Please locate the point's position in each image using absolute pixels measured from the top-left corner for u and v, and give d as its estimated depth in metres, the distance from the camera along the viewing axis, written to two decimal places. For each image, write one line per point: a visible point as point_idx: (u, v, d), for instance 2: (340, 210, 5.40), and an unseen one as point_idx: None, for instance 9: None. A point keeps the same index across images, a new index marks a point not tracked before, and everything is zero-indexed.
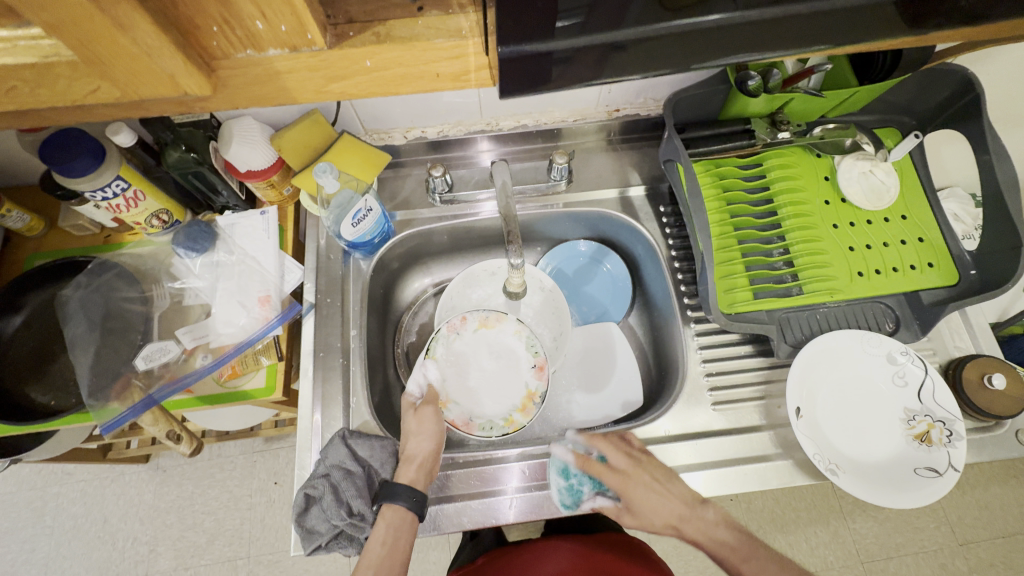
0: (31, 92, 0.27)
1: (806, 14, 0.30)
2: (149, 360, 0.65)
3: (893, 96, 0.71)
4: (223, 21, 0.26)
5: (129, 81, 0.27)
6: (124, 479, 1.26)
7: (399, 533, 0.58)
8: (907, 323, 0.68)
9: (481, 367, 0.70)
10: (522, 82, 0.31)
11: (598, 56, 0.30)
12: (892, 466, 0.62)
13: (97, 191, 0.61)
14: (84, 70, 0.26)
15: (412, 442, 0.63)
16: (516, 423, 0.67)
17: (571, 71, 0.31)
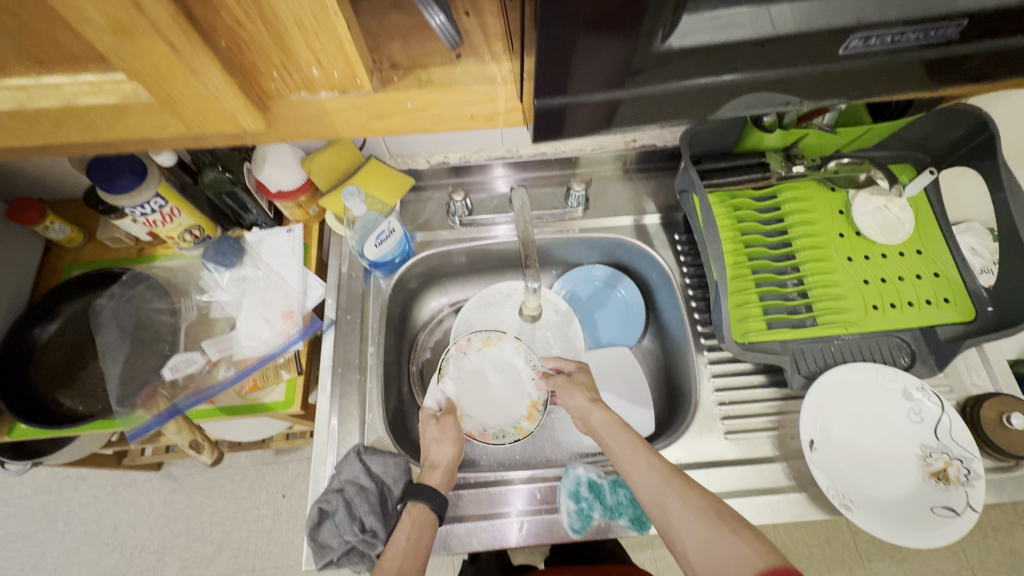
0: (106, 126, 0.30)
1: (819, 72, 0.32)
2: (175, 371, 0.68)
3: (908, 133, 0.72)
4: (282, 66, 0.29)
5: (193, 118, 0.30)
6: (136, 487, 1.28)
7: (421, 531, 0.57)
8: (923, 357, 0.69)
9: (488, 382, 0.72)
10: (548, 126, 0.34)
11: (616, 107, 0.33)
12: (908, 503, 0.61)
13: (137, 208, 0.64)
14: (156, 109, 0.29)
15: (434, 450, 0.64)
16: (525, 431, 0.69)
17: (591, 119, 0.34)
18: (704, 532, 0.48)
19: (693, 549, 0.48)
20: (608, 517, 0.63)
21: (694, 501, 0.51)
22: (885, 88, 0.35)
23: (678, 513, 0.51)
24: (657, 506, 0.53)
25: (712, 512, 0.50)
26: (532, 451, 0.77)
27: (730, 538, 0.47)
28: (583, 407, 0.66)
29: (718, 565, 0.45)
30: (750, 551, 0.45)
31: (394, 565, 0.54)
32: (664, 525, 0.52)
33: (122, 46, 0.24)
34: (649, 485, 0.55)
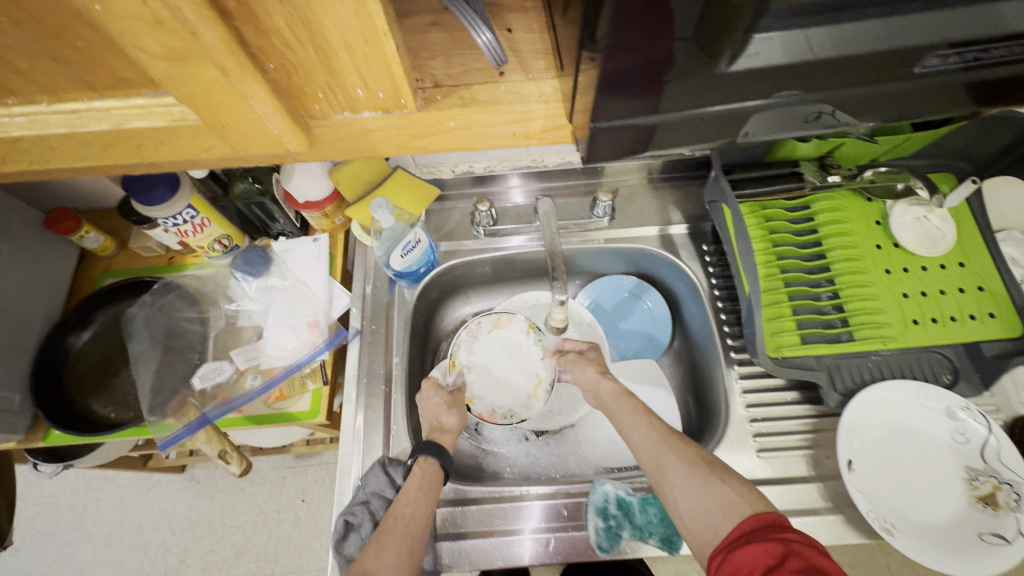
0: (153, 147, 0.31)
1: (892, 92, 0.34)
2: (204, 380, 0.69)
3: (949, 141, 0.70)
4: (328, 88, 0.29)
5: (239, 141, 0.30)
6: (160, 489, 1.30)
7: (430, 485, 0.58)
8: (967, 375, 0.65)
9: (497, 363, 0.73)
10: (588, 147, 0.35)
11: (654, 131, 0.34)
12: (953, 528, 0.58)
13: (169, 219, 0.65)
14: (204, 132, 0.30)
15: (444, 415, 0.67)
16: (533, 410, 0.71)
17: (630, 144, 0.35)
18: (696, 484, 0.50)
19: (683, 498, 0.50)
20: (638, 537, 0.61)
21: (688, 456, 0.53)
22: (908, 107, 0.36)
23: (672, 467, 0.53)
24: (653, 461, 0.55)
25: (703, 465, 0.52)
26: (556, 464, 0.76)
27: (719, 487, 0.49)
28: (592, 378, 0.68)
29: (706, 510, 0.48)
30: (736, 497, 0.47)
31: (407, 512, 0.55)
32: (657, 479, 0.54)
33: (177, 72, 0.25)
34: (646, 444, 0.57)
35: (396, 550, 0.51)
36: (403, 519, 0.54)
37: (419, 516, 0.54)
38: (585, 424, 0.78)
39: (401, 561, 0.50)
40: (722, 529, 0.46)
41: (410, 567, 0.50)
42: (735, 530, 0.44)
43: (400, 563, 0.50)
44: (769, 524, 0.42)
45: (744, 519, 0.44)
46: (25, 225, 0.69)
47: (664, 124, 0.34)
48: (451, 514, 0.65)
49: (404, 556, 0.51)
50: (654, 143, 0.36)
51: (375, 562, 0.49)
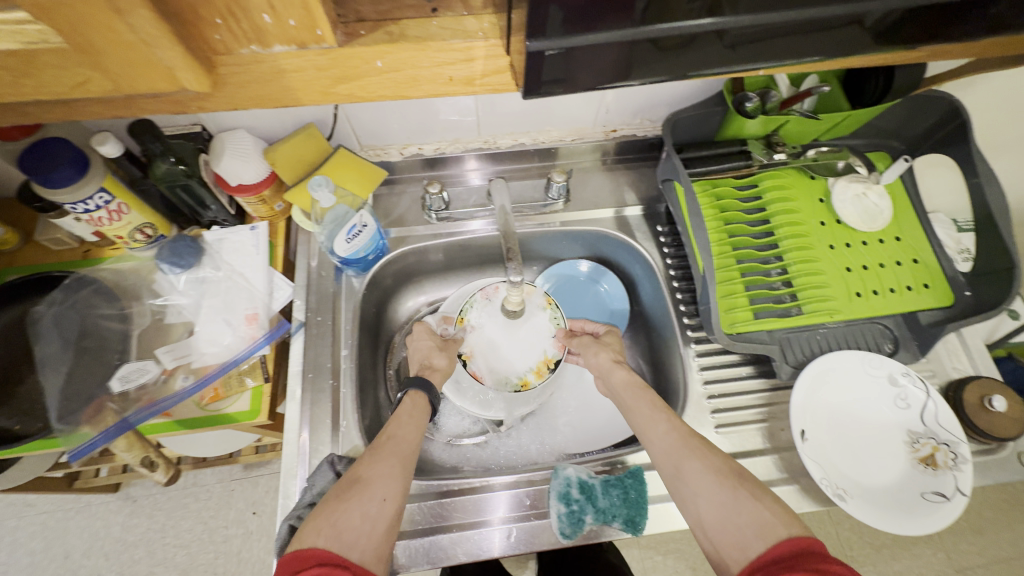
0: (14, 80, 0.27)
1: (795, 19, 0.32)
2: (125, 382, 0.61)
3: (882, 121, 0.73)
4: (228, 12, 0.27)
5: (121, 72, 0.28)
6: (90, 511, 1.18)
7: (420, 414, 0.60)
8: (906, 344, 0.68)
9: (504, 328, 0.72)
10: (562, 83, 0.35)
11: (633, 53, 0.33)
12: (899, 490, 0.60)
13: (79, 204, 0.58)
14: (72, 58, 0.26)
15: (435, 356, 0.69)
16: (529, 384, 0.70)
17: (611, 67, 0.34)
18: (723, 497, 0.48)
19: (707, 510, 0.48)
20: (601, 521, 0.59)
21: (713, 464, 0.51)
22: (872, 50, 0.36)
23: (694, 475, 0.51)
24: (671, 465, 0.53)
25: (731, 477, 0.49)
26: (517, 454, 0.74)
27: (750, 503, 0.46)
28: (604, 365, 0.67)
29: (734, 527, 0.46)
30: (768, 514, 0.45)
31: (399, 434, 0.56)
32: (677, 485, 0.52)
33: None
34: (665, 443, 0.55)
35: (387, 464, 0.52)
36: (393, 439, 0.55)
37: (410, 439, 0.56)
38: (545, 411, 0.77)
39: (393, 473, 0.52)
40: (753, 551, 0.43)
41: (402, 479, 0.52)
42: (767, 554, 0.41)
43: (392, 474, 0.52)
44: (807, 552, 0.39)
45: (779, 543, 0.42)
46: None
47: (640, 44, 0.32)
48: (407, 510, 0.62)
49: (396, 470, 0.52)
50: (633, 72, 0.35)
51: (369, 471, 0.51)
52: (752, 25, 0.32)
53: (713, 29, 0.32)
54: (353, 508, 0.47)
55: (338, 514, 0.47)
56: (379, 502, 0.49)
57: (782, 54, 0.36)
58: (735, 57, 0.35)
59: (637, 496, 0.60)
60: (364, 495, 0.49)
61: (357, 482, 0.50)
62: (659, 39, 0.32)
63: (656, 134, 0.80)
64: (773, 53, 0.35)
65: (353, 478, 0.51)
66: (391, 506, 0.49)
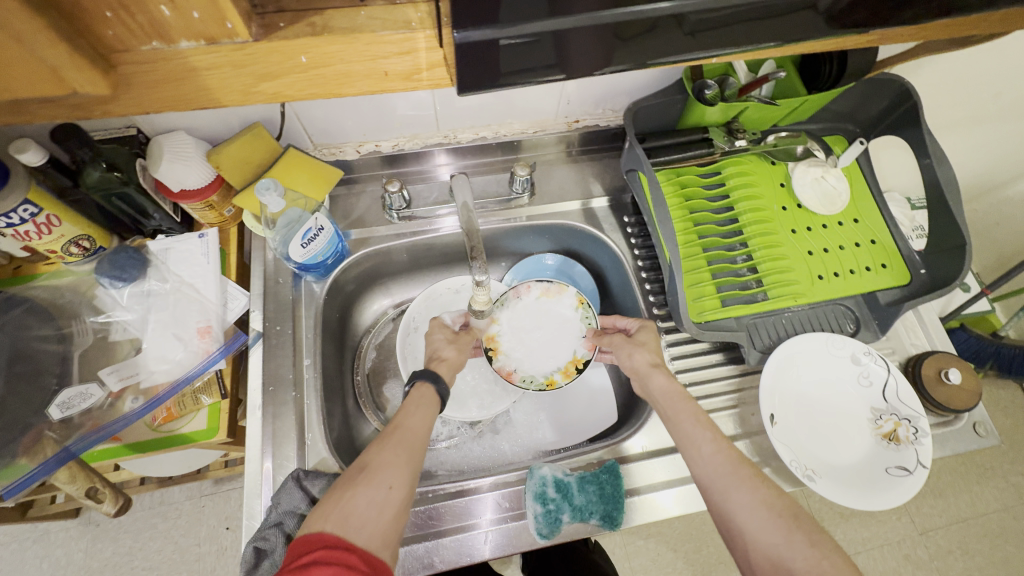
0: None
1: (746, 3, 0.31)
2: (65, 408, 0.56)
3: (837, 104, 0.74)
4: (119, 6, 0.24)
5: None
6: (49, 539, 1.12)
7: (428, 405, 0.57)
8: (867, 323, 0.70)
9: (535, 330, 0.73)
10: (541, 68, 0.33)
11: (610, 36, 0.31)
12: (866, 467, 0.61)
13: (0, 217, 0.53)
14: None
15: (444, 349, 0.65)
16: (555, 383, 0.70)
17: (595, 52, 0.32)
18: (777, 537, 0.47)
19: (755, 544, 0.48)
20: (578, 519, 0.59)
21: (764, 498, 0.50)
22: (825, 30, 0.35)
23: (742, 508, 0.50)
24: (717, 491, 0.52)
25: (785, 514, 0.48)
26: (492, 455, 0.73)
27: (807, 549, 0.46)
28: (641, 368, 0.63)
29: (786, 570, 0.46)
30: (828, 565, 0.45)
31: (408, 424, 0.54)
32: (721, 512, 0.51)
33: None
34: (711, 468, 0.53)
35: (395, 452, 0.50)
36: (400, 429, 0.53)
37: (419, 432, 0.54)
38: (519, 410, 0.76)
39: (400, 461, 0.50)
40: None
41: (409, 468, 0.50)
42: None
43: (399, 463, 0.50)
44: None
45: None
46: None
47: (615, 26, 0.30)
48: None
49: (403, 459, 0.50)
50: (614, 59, 0.34)
51: (376, 459, 0.49)
52: (717, 8, 0.31)
53: (672, 12, 0.30)
54: (360, 495, 0.46)
55: (344, 500, 0.45)
56: (385, 490, 0.47)
57: (738, 40, 0.35)
58: (703, 41, 0.34)
59: (613, 491, 0.60)
60: (370, 482, 0.47)
61: (363, 469, 0.48)
62: (621, 24, 0.30)
63: (618, 124, 0.79)
64: (738, 37, 0.34)
65: (360, 465, 0.49)
66: (398, 495, 0.47)
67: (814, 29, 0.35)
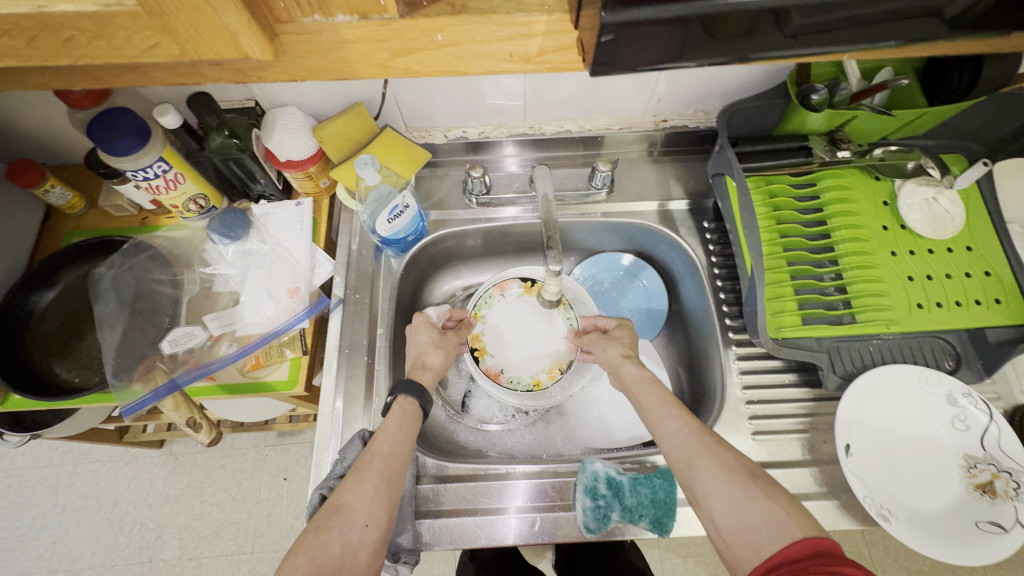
0: (87, 42, 0.28)
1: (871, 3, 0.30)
2: (174, 345, 0.65)
3: (961, 120, 0.66)
4: None
5: (189, 38, 0.28)
6: (137, 463, 1.26)
7: (410, 423, 0.59)
8: (970, 362, 0.63)
9: (518, 328, 0.74)
10: (611, 56, 0.32)
11: (687, 32, 0.31)
12: (951, 517, 0.56)
13: (139, 171, 0.61)
14: (143, 21, 0.27)
15: (429, 353, 0.67)
16: (541, 385, 0.71)
17: (664, 47, 0.32)
18: (738, 495, 0.47)
19: (718, 506, 0.48)
20: (628, 519, 0.58)
21: (727, 462, 0.50)
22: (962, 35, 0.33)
23: (706, 473, 0.49)
24: (683, 460, 0.52)
25: (745, 474, 0.48)
26: (545, 445, 0.74)
27: (765, 503, 0.45)
28: (613, 361, 0.65)
29: (749, 526, 0.45)
30: (784, 514, 0.44)
31: (385, 450, 0.55)
32: (687, 480, 0.51)
33: None
34: (677, 438, 0.53)
35: (372, 486, 0.51)
36: (380, 456, 0.54)
37: (398, 455, 0.55)
38: (575, 403, 0.76)
39: (377, 497, 0.51)
40: (766, 550, 0.43)
41: (388, 501, 0.51)
42: (781, 553, 0.41)
43: (377, 499, 0.51)
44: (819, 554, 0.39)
45: (794, 543, 0.41)
46: None
47: (694, 21, 0.29)
48: (433, 491, 0.62)
49: (381, 493, 0.51)
50: (686, 52, 0.33)
51: (350, 498, 0.50)
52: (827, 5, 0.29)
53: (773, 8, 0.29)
54: (332, 541, 0.47)
55: (316, 548, 0.46)
56: (360, 530, 0.48)
57: (860, 41, 0.33)
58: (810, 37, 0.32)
59: (665, 496, 0.59)
60: (344, 525, 0.48)
61: (338, 509, 0.49)
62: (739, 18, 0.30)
63: (708, 126, 0.76)
64: (861, 38, 0.33)
65: (333, 505, 0.50)
66: (374, 533, 0.49)
67: (945, 35, 0.33)
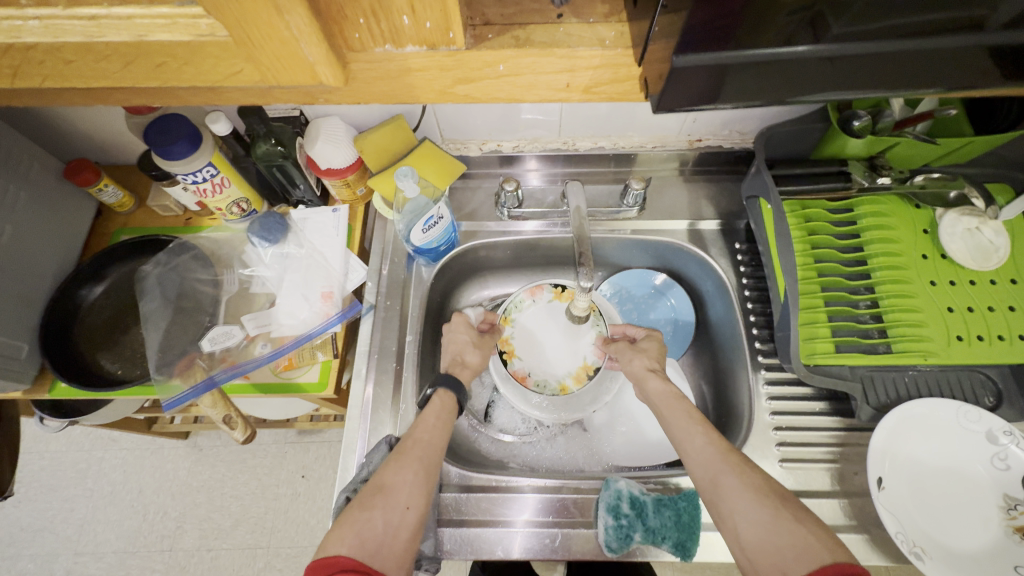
0: (176, 67, 0.30)
1: (911, 50, 0.32)
2: (213, 343, 0.67)
3: (1009, 151, 0.65)
4: (372, 14, 0.30)
5: (270, 65, 0.30)
6: (163, 453, 1.29)
7: (448, 415, 0.61)
8: (1012, 399, 0.61)
9: (547, 333, 0.74)
10: (664, 97, 0.36)
11: (726, 74, 0.33)
12: (989, 559, 0.54)
13: (188, 175, 0.63)
14: (230, 49, 0.29)
15: (468, 352, 0.69)
16: (568, 389, 0.71)
17: (703, 86, 0.35)
18: (764, 516, 0.46)
19: (744, 526, 0.47)
20: (650, 541, 0.58)
21: (753, 482, 0.49)
22: (999, 70, 0.34)
23: (730, 491, 0.49)
24: (708, 478, 0.52)
25: (772, 496, 0.48)
26: (566, 460, 0.74)
27: (793, 526, 0.45)
28: (638, 373, 0.66)
29: (774, 548, 0.44)
30: (812, 540, 0.43)
31: (424, 438, 0.57)
32: (713, 499, 0.51)
33: None
34: (703, 455, 0.53)
35: (412, 470, 0.53)
36: (420, 443, 0.57)
37: (435, 443, 0.57)
38: (598, 420, 0.76)
39: (416, 480, 0.53)
40: (791, 571, 0.42)
41: (426, 486, 0.53)
42: None
43: (416, 482, 0.53)
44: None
45: (821, 567, 0.40)
46: (42, 171, 0.68)
47: (737, 66, 0.33)
48: (455, 500, 0.63)
49: (420, 478, 0.53)
50: (723, 95, 0.36)
51: (393, 479, 0.52)
52: (864, 52, 0.32)
53: (816, 56, 0.32)
54: (376, 517, 0.48)
55: (360, 524, 0.48)
56: (402, 510, 0.50)
57: (892, 82, 0.36)
58: (844, 77, 0.35)
59: (689, 520, 0.58)
60: (388, 503, 0.50)
61: (380, 489, 0.51)
62: (787, 64, 0.33)
63: (743, 147, 0.76)
64: (895, 77, 0.35)
65: (377, 483, 0.52)
66: (414, 514, 0.50)
67: (984, 70, 0.34)
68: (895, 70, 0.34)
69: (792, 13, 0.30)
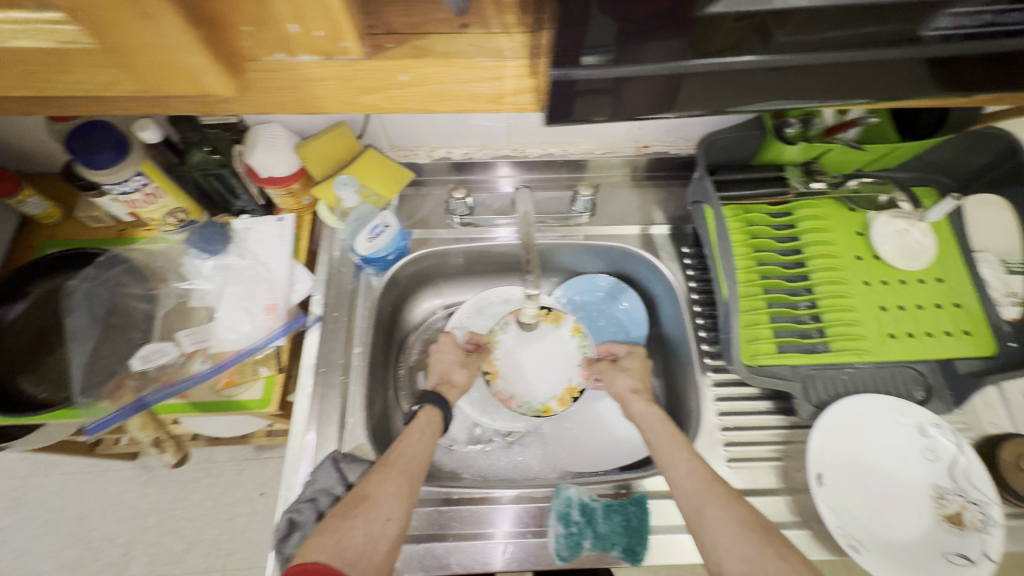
0: (46, 77, 0.30)
1: (825, 64, 0.34)
2: (146, 361, 0.63)
3: (932, 154, 0.69)
4: (256, 21, 0.29)
5: (146, 73, 0.29)
6: (108, 475, 1.22)
7: (433, 433, 0.61)
8: (939, 393, 0.64)
9: (534, 356, 0.73)
10: (591, 102, 0.36)
11: (680, 82, 0.34)
12: (921, 548, 0.57)
13: (116, 185, 0.60)
14: (98, 57, 0.28)
15: (454, 371, 0.71)
16: (550, 411, 0.70)
17: (655, 97, 0.36)
18: (751, 554, 0.47)
19: (729, 561, 0.48)
20: (599, 548, 0.58)
21: (737, 514, 0.51)
22: (923, 82, 0.36)
23: (716, 524, 0.50)
24: (693, 507, 0.53)
25: (758, 531, 0.49)
26: (519, 469, 0.73)
27: (778, 564, 0.46)
28: (624, 394, 0.68)
29: None
30: None
31: (409, 453, 0.57)
32: (697, 528, 0.52)
33: None
34: (689, 482, 0.54)
35: (395, 482, 0.53)
36: (404, 456, 0.56)
37: (419, 457, 0.57)
38: (554, 427, 0.76)
39: (400, 491, 0.52)
40: None
41: (408, 497, 0.52)
42: None
43: (399, 494, 0.52)
44: None
45: None
46: None
47: (690, 75, 0.34)
48: None
49: (403, 489, 0.53)
50: (677, 102, 0.37)
51: (377, 490, 0.52)
52: (802, 64, 0.34)
53: (765, 65, 0.33)
54: (357, 526, 0.48)
55: (341, 532, 0.48)
56: (383, 522, 0.49)
57: (822, 97, 0.37)
58: (778, 87, 0.36)
59: (638, 524, 0.59)
60: (369, 513, 0.49)
61: (363, 499, 0.51)
62: (727, 73, 0.34)
63: (688, 154, 0.78)
64: (822, 88, 0.36)
65: (361, 493, 0.51)
66: (396, 526, 0.50)
67: (906, 83, 0.36)
68: (825, 83, 0.36)
69: (739, 19, 0.31)
